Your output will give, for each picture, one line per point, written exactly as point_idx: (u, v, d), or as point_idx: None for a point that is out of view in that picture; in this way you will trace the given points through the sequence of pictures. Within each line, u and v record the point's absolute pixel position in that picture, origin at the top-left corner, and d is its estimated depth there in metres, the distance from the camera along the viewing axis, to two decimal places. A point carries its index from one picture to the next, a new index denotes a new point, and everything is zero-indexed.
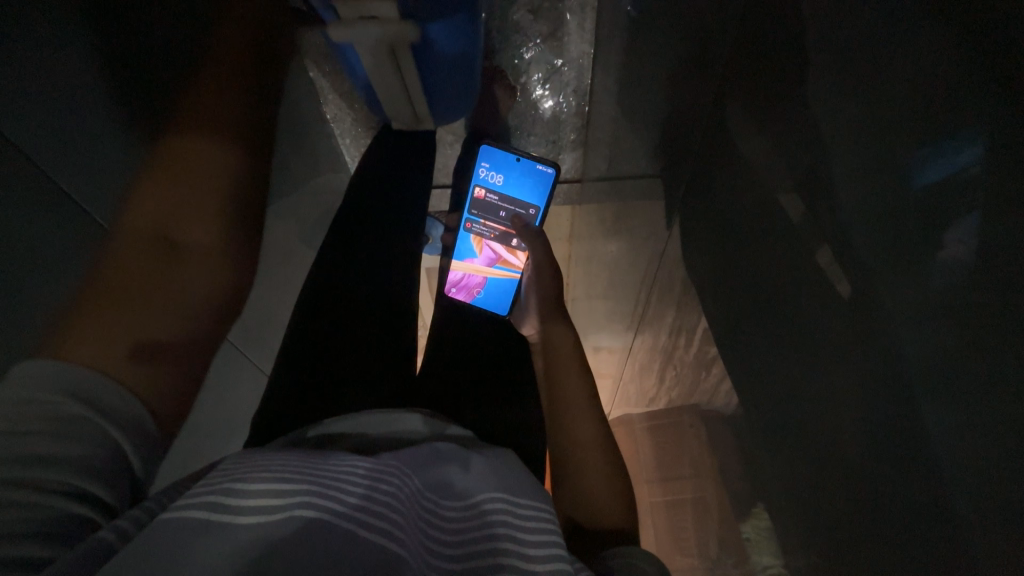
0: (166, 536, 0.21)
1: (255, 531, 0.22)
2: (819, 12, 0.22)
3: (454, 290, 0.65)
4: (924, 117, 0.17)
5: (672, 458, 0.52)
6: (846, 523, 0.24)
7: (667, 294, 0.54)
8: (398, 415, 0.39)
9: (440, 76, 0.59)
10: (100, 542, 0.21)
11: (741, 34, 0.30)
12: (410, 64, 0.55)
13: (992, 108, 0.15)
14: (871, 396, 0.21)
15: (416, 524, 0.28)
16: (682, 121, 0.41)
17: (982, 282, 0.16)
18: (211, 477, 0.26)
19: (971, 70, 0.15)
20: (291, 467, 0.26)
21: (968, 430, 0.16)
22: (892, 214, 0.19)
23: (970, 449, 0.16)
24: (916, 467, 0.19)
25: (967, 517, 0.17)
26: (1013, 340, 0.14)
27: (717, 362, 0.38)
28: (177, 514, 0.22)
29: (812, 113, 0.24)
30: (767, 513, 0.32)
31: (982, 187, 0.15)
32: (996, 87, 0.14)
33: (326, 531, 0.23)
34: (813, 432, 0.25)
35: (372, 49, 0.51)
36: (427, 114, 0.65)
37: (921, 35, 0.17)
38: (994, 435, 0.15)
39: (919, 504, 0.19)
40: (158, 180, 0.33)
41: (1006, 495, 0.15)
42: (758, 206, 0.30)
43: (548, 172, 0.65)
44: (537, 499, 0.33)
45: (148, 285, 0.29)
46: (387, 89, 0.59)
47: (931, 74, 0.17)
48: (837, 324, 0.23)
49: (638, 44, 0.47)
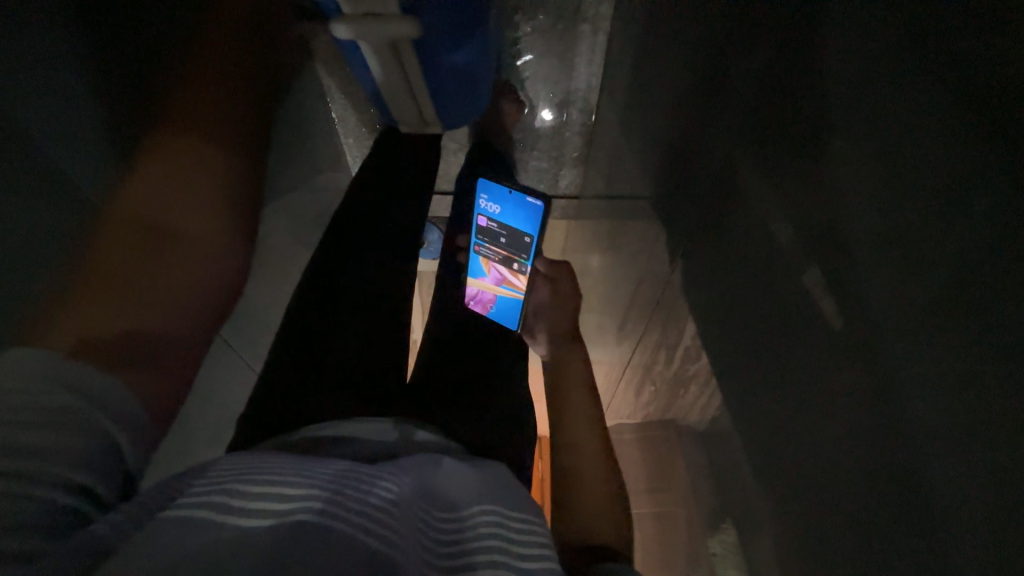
0: (164, 540, 0.21)
1: (257, 532, 0.22)
2: (804, 69, 0.25)
3: (470, 303, 0.63)
4: (924, 173, 0.18)
5: (655, 470, 0.54)
6: (818, 537, 0.25)
7: (647, 312, 0.58)
8: (386, 428, 0.39)
9: (446, 85, 0.60)
10: (93, 535, 0.22)
11: (726, 82, 0.33)
12: (415, 66, 0.55)
13: (992, 171, 0.16)
14: (851, 426, 0.22)
15: (415, 533, 0.27)
16: (679, 148, 0.43)
17: (987, 332, 0.16)
18: (210, 476, 0.26)
19: (977, 128, 0.16)
20: (292, 470, 0.27)
21: (963, 474, 0.17)
22: (887, 261, 0.20)
23: (963, 494, 0.17)
24: (901, 498, 0.20)
25: (950, 538, 0.17)
26: (996, 372, 0.16)
27: (696, 380, 0.42)
28: (183, 514, 0.22)
29: (801, 156, 0.26)
30: (735, 530, 0.35)
31: (982, 239, 0.16)
32: (998, 151, 0.15)
33: (326, 531, 0.23)
34: (786, 443, 0.28)
35: (375, 46, 0.51)
36: (434, 119, 0.66)
37: (915, 91, 0.18)
38: (987, 481, 0.16)
39: (901, 519, 0.20)
40: (152, 170, 0.36)
41: (996, 538, 0.16)
42: (748, 229, 0.32)
43: (538, 204, 0.63)
44: (530, 515, 0.33)
45: (119, 277, 0.32)
46: (393, 90, 0.59)
47: (932, 129, 0.18)
48: (822, 342, 0.24)
49: (645, 74, 0.50)
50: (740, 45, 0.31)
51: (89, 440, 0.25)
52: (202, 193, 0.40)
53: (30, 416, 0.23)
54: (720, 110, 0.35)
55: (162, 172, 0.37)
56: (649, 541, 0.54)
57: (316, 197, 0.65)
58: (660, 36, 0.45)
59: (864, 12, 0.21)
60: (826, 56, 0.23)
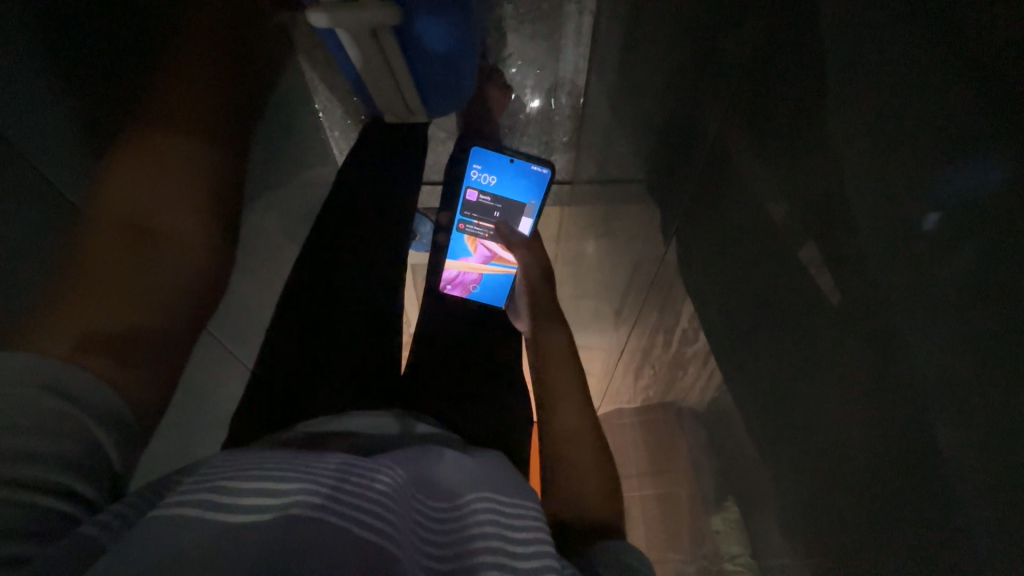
0: (156, 542, 0.20)
1: (251, 527, 0.22)
2: (792, 42, 0.24)
3: (450, 286, 0.65)
4: (916, 143, 0.18)
5: (657, 453, 0.54)
6: (821, 512, 0.26)
7: (644, 296, 0.58)
8: (380, 421, 0.39)
9: (431, 73, 0.59)
10: (81, 537, 0.22)
11: (714, 57, 0.33)
12: (397, 53, 0.54)
13: (986, 136, 0.15)
14: (850, 402, 0.22)
15: (409, 522, 0.27)
16: (669, 129, 0.43)
17: (986, 303, 0.16)
18: (200, 475, 0.25)
19: (967, 92, 0.16)
20: (284, 465, 0.26)
21: (963, 446, 0.17)
22: (884, 235, 0.20)
23: (963, 466, 0.17)
24: (902, 471, 0.20)
25: (962, 508, 0.17)
26: (1005, 338, 0.15)
27: (694, 362, 0.43)
28: (173, 511, 0.22)
29: (792, 131, 0.25)
30: (737, 508, 0.36)
31: (977, 208, 0.16)
32: (990, 114, 0.15)
33: (322, 525, 0.23)
34: (787, 420, 0.28)
35: (355, 34, 0.49)
36: (419, 108, 0.65)
37: (907, 52, 0.18)
38: (987, 452, 0.16)
39: (911, 492, 0.20)
40: (129, 164, 0.34)
41: (999, 510, 0.16)
42: (743, 208, 0.32)
43: (543, 172, 0.64)
44: (524, 499, 0.34)
45: (96, 278, 0.30)
46: (376, 79, 0.58)
47: (922, 95, 0.17)
48: (821, 318, 0.24)
49: (634, 54, 0.49)
50: (727, 18, 0.30)
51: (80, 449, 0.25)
52: (188, 189, 0.38)
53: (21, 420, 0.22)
54: (709, 87, 0.34)
55: None
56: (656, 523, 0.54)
57: (304, 192, 0.64)
58: (647, 14, 0.44)
59: None
60: (814, 25, 0.22)
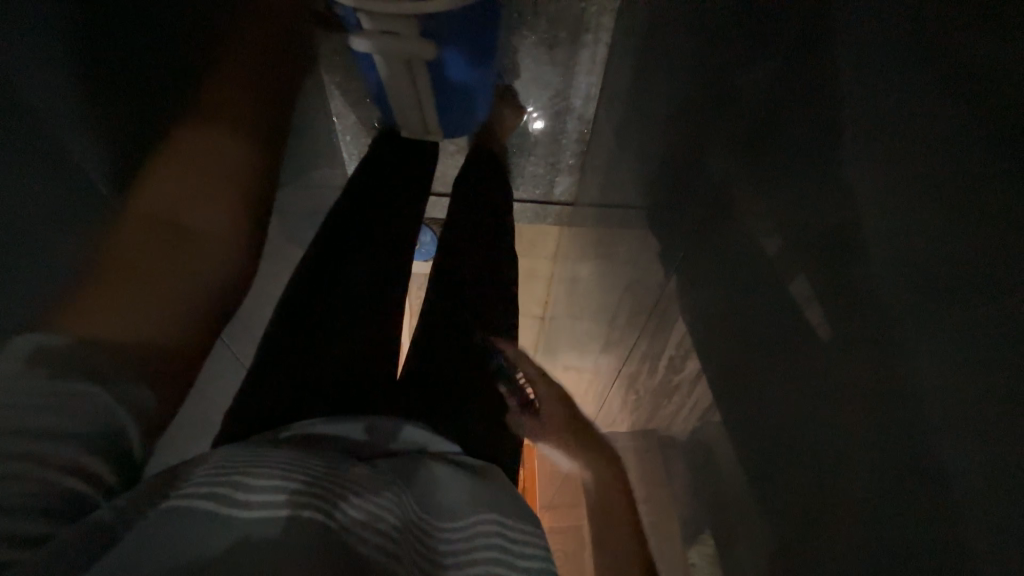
0: (168, 533, 0.22)
1: (251, 530, 0.22)
2: (793, 85, 0.26)
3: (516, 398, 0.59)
4: (919, 182, 0.18)
5: (642, 476, 0.53)
6: (793, 542, 0.27)
7: (633, 321, 0.58)
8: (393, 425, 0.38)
9: (452, 97, 0.65)
10: (92, 523, 0.23)
11: (721, 93, 0.35)
12: (424, 77, 0.60)
13: (988, 179, 0.16)
14: (826, 436, 0.24)
15: (411, 541, 0.28)
16: (671, 159, 0.45)
17: (966, 344, 0.17)
18: (208, 466, 0.27)
19: (972, 138, 0.16)
20: (292, 466, 0.27)
21: (934, 484, 0.18)
22: (868, 276, 0.21)
23: (934, 504, 0.18)
24: (869, 504, 0.21)
25: (964, 537, 0.17)
26: (989, 377, 0.16)
27: (679, 391, 0.43)
28: (188, 505, 0.23)
29: (786, 170, 0.27)
30: (712, 540, 0.37)
31: (970, 251, 0.17)
32: (993, 158, 0.16)
33: (313, 526, 0.23)
34: (766, 447, 0.29)
35: (388, 57, 0.56)
36: (436, 128, 0.70)
37: (914, 90, 0.19)
38: (957, 490, 0.17)
39: (876, 525, 0.21)
40: (160, 164, 0.39)
41: (961, 548, 0.17)
42: (738, 244, 0.33)
43: None
44: (526, 522, 0.33)
45: (119, 276, 0.35)
46: (402, 99, 0.64)
47: (918, 138, 0.18)
48: (808, 350, 0.25)
49: (645, 87, 0.52)
50: (738, 60, 0.32)
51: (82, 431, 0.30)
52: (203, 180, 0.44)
53: (22, 402, 0.27)
54: (714, 124, 0.36)
55: (167, 170, 0.39)
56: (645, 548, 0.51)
57: (309, 194, 0.65)
58: (663, 52, 0.47)
59: (857, 29, 0.21)
60: (818, 68, 0.24)
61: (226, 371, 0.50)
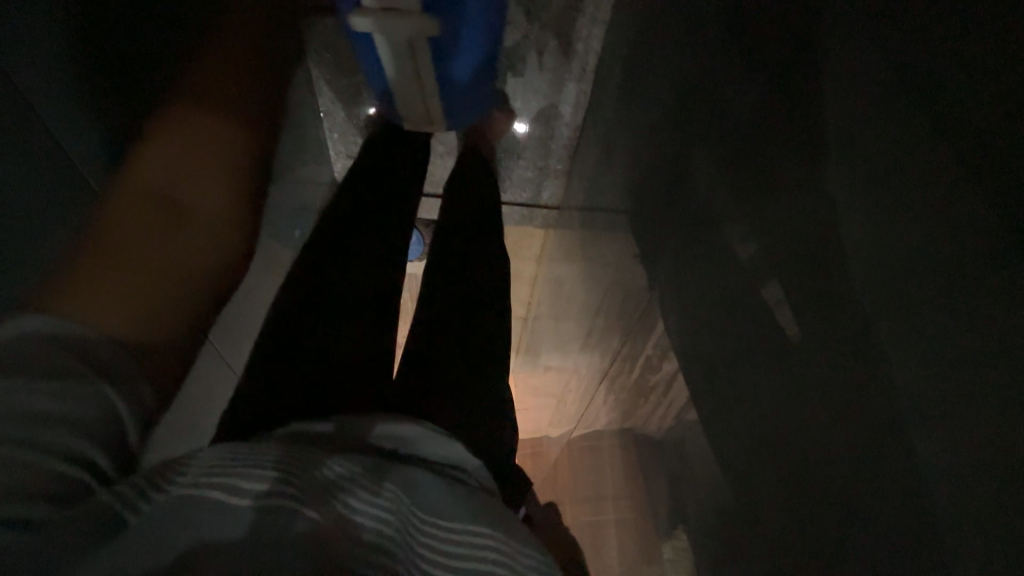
0: (169, 524, 0.24)
1: (248, 525, 0.24)
2: (769, 105, 0.28)
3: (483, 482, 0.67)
4: (898, 196, 0.20)
5: (624, 474, 0.53)
6: (764, 535, 0.29)
7: (614, 323, 0.60)
8: (398, 427, 0.37)
9: (455, 85, 0.64)
10: (102, 505, 0.25)
11: (703, 107, 0.37)
12: (428, 60, 0.58)
13: (965, 194, 0.17)
14: (796, 433, 0.26)
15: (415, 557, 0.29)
16: (654, 167, 0.47)
17: (930, 346, 0.18)
18: (206, 460, 0.28)
19: (950, 157, 0.18)
20: (280, 464, 0.28)
21: (898, 473, 0.20)
22: (835, 282, 0.23)
23: (896, 490, 0.20)
24: (830, 493, 0.23)
25: (926, 523, 0.19)
26: (952, 375, 0.18)
27: (655, 390, 0.45)
28: (192, 494, 0.25)
29: (762, 183, 0.29)
30: (686, 533, 0.39)
31: (939, 259, 0.18)
32: (972, 177, 0.17)
33: (280, 523, 0.24)
34: (739, 444, 0.31)
35: (392, 39, 0.54)
36: (439, 118, 0.69)
37: (895, 111, 0.20)
38: (916, 477, 0.19)
39: (838, 513, 0.23)
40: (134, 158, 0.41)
41: (923, 532, 0.19)
42: (714, 251, 0.35)
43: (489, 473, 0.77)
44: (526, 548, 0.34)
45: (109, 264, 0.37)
46: (405, 87, 0.62)
47: (902, 150, 0.20)
48: (778, 351, 0.27)
49: (632, 97, 0.54)
50: (719, 75, 0.34)
51: (77, 418, 0.29)
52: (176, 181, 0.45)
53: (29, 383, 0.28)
54: (695, 136, 0.38)
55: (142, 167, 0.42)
56: (629, 547, 0.51)
57: (296, 196, 0.66)
58: (650, 64, 0.49)
59: (840, 54, 0.23)
60: (791, 87, 0.26)
61: (213, 372, 0.51)
